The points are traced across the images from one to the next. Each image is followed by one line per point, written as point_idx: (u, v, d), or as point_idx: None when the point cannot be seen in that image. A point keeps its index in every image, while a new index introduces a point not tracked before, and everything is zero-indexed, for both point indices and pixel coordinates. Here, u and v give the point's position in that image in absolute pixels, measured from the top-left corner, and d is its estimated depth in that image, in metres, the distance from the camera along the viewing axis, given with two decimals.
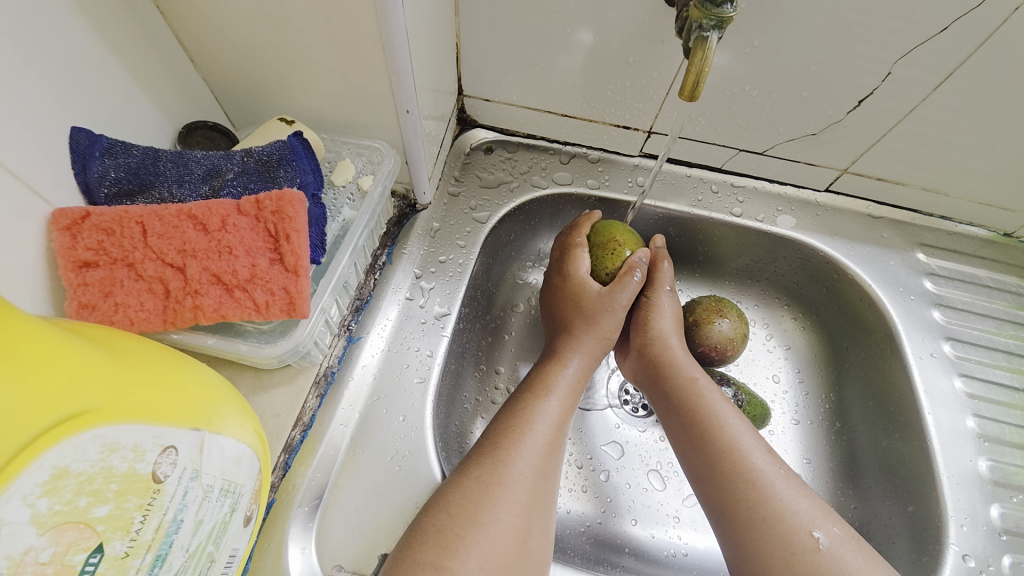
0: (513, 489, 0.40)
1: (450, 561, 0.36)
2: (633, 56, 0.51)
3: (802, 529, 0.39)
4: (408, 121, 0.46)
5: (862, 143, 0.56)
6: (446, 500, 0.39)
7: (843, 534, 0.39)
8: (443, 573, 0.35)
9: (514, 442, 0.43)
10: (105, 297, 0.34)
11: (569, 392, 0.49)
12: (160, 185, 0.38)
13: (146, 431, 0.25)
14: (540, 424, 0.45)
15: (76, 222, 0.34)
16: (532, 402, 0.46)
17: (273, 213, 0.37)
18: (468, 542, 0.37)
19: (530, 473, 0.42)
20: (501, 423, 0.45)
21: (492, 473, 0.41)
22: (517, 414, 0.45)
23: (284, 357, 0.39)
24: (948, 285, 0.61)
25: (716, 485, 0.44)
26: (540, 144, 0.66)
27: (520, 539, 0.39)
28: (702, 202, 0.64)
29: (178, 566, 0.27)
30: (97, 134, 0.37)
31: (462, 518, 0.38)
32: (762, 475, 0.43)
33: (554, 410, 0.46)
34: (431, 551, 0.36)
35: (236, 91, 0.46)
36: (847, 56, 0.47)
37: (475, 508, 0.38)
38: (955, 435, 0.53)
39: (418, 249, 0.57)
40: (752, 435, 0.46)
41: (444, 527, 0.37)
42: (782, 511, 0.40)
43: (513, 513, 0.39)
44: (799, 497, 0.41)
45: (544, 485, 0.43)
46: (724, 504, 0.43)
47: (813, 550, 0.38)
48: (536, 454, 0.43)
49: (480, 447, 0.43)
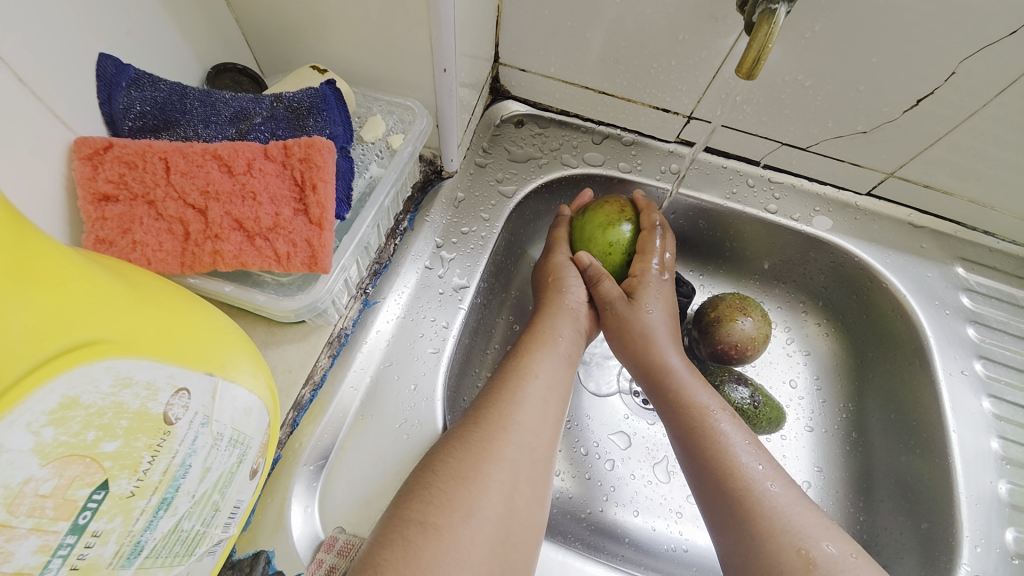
0: (497, 447, 0.39)
1: (435, 517, 0.34)
2: (684, 33, 0.48)
3: (792, 547, 0.37)
4: (443, 81, 0.44)
5: (914, 148, 0.53)
6: (431, 459, 0.38)
7: (840, 553, 0.37)
8: (427, 528, 0.33)
9: (498, 404, 0.42)
10: (124, 233, 0.32)
11: (556, 360, 0.48)
12: (185, 124, 0.36)
13: (159, 370, 0.24)
14: (529, 384, 0.44)
15: (99, 151, 0.33)
16: (520, 371, 0.45)
17: (300, 161, 0.35)
18: (455, 497, 0.35)
19: (516, 432, 0.41)
20: (488, 389, 0.44)
21: (475, 433, 0.40)
22: (506, 377, 0.45)
23: (301, 312, 0.38)
24: (986, 302, 0.59)
25: (711, 493, 0.42)
26: (574, 121, 0.63)
27: (508, 499, 0.37)
28: (736, 196, 0.62)
29: (182, 512, 0.27)
30: (125, 64, 0.35)
31: (447, 475, 0.37)
32: (756, 490, 0.41)
33: (544, 381, 0.45)
34: (417, 507, 0.35)
35: (269, 35, 0.45)
36: (913, 51, 0.44)
37: (458, 465, 0.37)
38: (977, 455, 0.52)
39: (441, 218, 0.56)
40: (749, 453, 0.43)
41: (429, 484, 0.36)
42: (773, 526, 0.38)
43: (498, 469, 0.38)
44: (797, 514, 0.39)
45: (536, 442, 0.41)
46: (720, 513, 0.41)
47: (804, 571, 0.36)
48: (523, 419, 0.42)
49: (468, 411, 0.42)
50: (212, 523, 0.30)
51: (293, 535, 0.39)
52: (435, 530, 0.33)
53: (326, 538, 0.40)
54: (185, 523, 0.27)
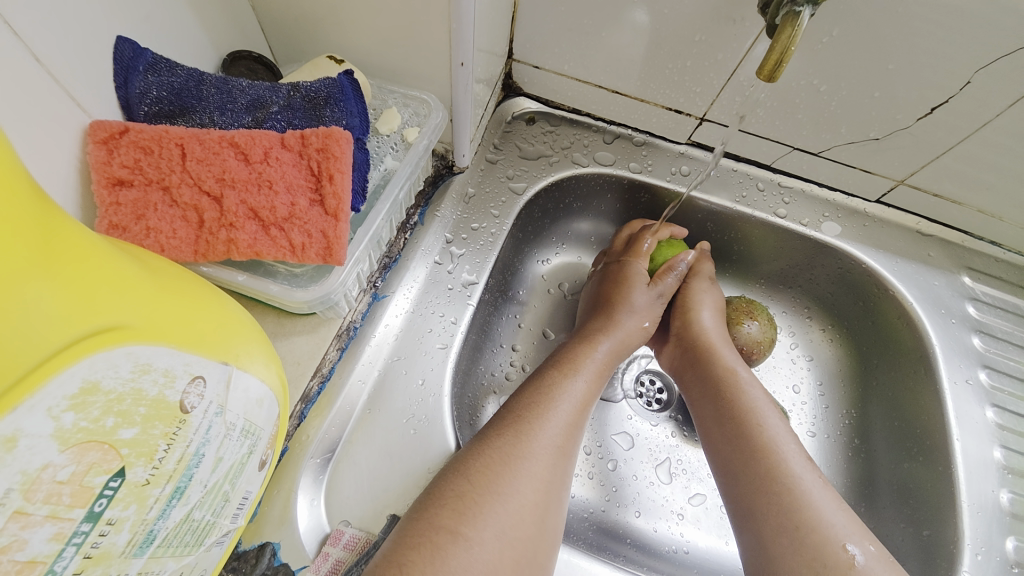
0: (535, 463, 0.39)
1: (467, 528, 0.34)
2: (700, 34, 0.48)
3: (836, 541, 0.37)
4: (460, 76, 0.44)
5: (925, 156, 0.53)
6: (464, 467, 0.38)
7: (877, 553, 0.37)
8: (458, 539, 0.33)
9: (538, 416, 0.42)
10: (138, 219, 0.32)
11: (597, 374, 0.48)
12: (200, 111, 0.36)
13: (176, 357, 0.24)
14: (564, 402, 0.44)
15: (115, 136, 0.32)
16: (559, 381, 0.45)
17: (318, 151, 0.35)
18: (486, 512, 0.35)
19: (554, 450, 0.40)
20: (529, 395, 0.44)
21: (516, 446, 0.39)
22: (544, 388, 0.44)
23: (313, 304, 0.38)
24: (991, 312, 0.59)
25: (749, 486, 0.42)
26: (585, 119, 0.63)
27: (540, 515, 0.37)
28: (746, 199, 0.62)
29: (194, 501, 0.26)
30: (142, 47, 0.35)
31: (481, 486, 0.36)
32: (799, 482, 0.41)
33: (581, 392, 0.45)
34: (448, 516, 0.34)
35: (285, 24, 0.44)
36: (931, 58, 0.44)
37: (495, 478, 0.37)
38: (980, 464, 0.52)
39: (451, 213, 0.55)
40: (791, 441, 0.44)
41: (463, 493, 0.36)
42: (816, 520, 0.38)
43: (533, 487, 0.38)
44: (836, 510, 0.39)
45: (564, 464, 0.41)
46: (757, 505, 0.41)
47: (846, 566, 0.36)
48: (561, 431, 0.42)
49: (507, 412, 0.43)
50: (221, 514, 0.29)
51: (298, 528, 0.39)
52: (466, 542, 0.33)
53: (331, 531, 0.39)
54: (196, 513, 0.27)
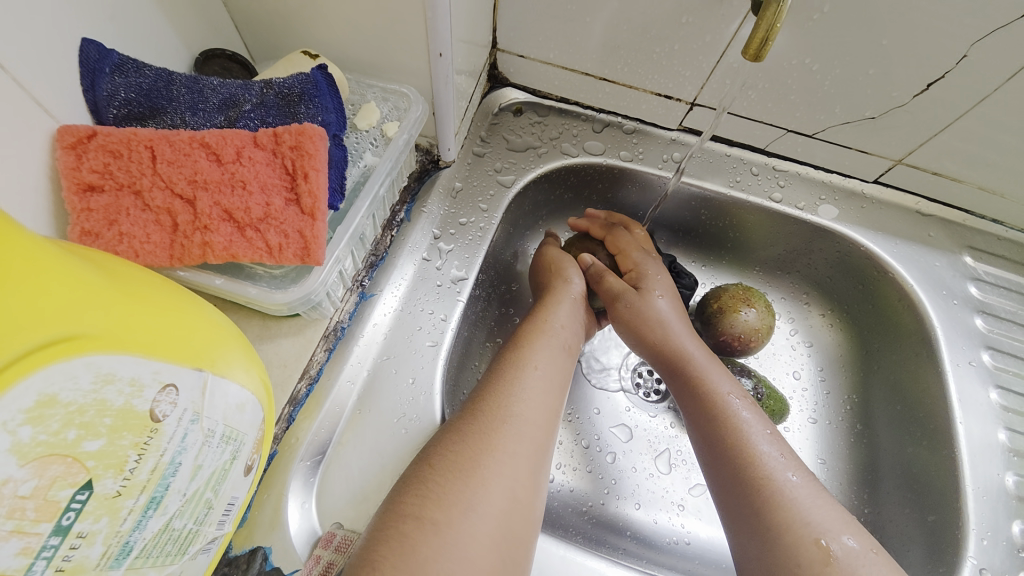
0: (501, 441, 0.38)
1: (433, 512, 0.34)
2: (687, 16, 0.46)
3: (811, 536, 0.37)
4: (439, 66, 0.43)
5: (921, 134, 0.51)
6: (429, 454, 0.38)
7: (860, 547, 0.36)
8: (424, 523, 0.33)
9: (498, 394, 0.41)
10: (110, 225, 0.31)
11: (557, 347, 0.47)
12: (172, 112, 0.35)
13: (144, 365, 0.23)
14: (527, 375, 0.43)
15: (83, 140, 0.32)
16: (519, 357, 0.45)
17: (291, 149, 0.34)
18: (452, 492, 0.35)
19: (519, 422, 0.40)
20: (489, 377, 0.44)
21: (474, 424, 0.39)
22: (504, 366, 0.44)
23: (295, 305, 0.37)
24: (994, 292, 0.58)
25: (729, 494, 0.41)
26: (573, 109, 0.62)
27: (512, 492, 0.36)
28: (740, 184, 0.61)
29: (173, 511, 0.26)
30: (108, 49, 0.34)
31: (445, 470, 0.36)
32: (774, 480, 0.40)
33: (545, 366, 0.45)
34: (414, 502, 0.34)
35: (259, 20, 0.43)
36: (925, 32, 0.42)
37: (457, 458, 0.37)
38: (985, 446, 0.51)
39: (438, 208, 0.54)
40: (768, 440, 0.42)
41: (427, 477, 0.36)
42: (793, 518, 0.37)
43: (499, 463, 0.37)
44: (815, 504, 0.38)
45: (537, 434, 0.40)
46: (734, 502, 0.41)
47: (822, 563, 0.35)
48: (526, 406, 0.41)
49: (469, 401, 0.42)
50: (205, 522, 0.29)
51: (290, 532, 0.39)
52: (433, 525, 0.33)
53: (323, 534, 0.39)
54: (177, 522, 0.26)
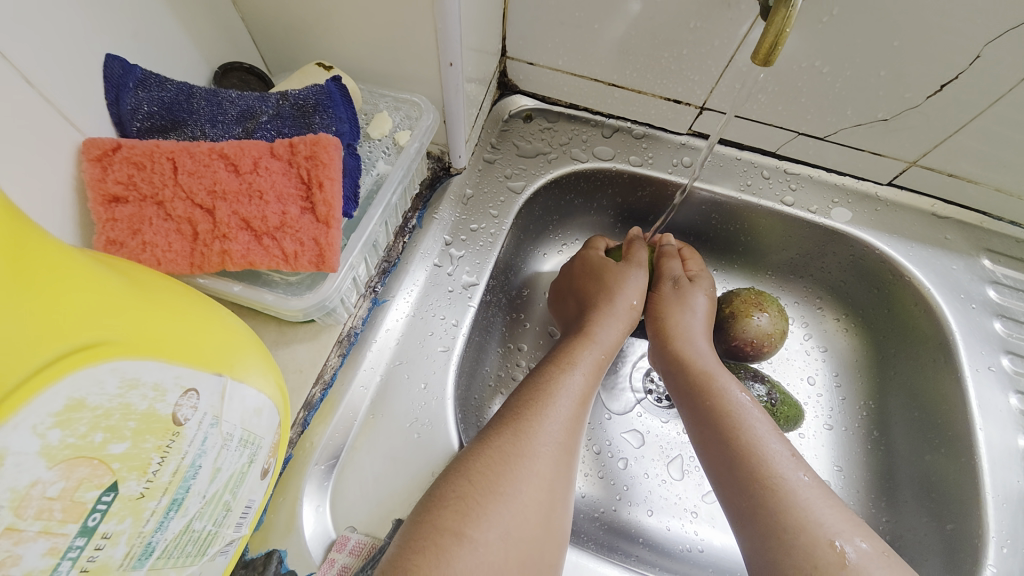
0: (537, 463, 0.38)
1: (471, 529, 0.34)
2: (696, 21, 0.47)
3: (824, 538, 0.36)
4: (450, 75, 0.43)
5: (936, 136, 0.51)
6: (466, 467, 0.37)
7: (873, 551, 0.36)
8: (462, 540, 0.33)
9: (537, 413, 0.41)
10: (133, 234, 0.32)
11: (594, 367, 0.47)
12: (192, 124, 0.36)
13: (166, 370, 0.24)
14: (564, 395, 0.43)
15: (108, 153, 0.33)
16: (557, 375, 0.44)
17: (307, 158, 0.35)
18: (490, 512, 0.35)
19: (556, 446, 0.40)
20: (523, 394, 0.43)
21: (516, 444, 0.39)
22: (541, 384, 0.43)
23: (310, 311, 0.38)
24: (1014, 296, 0.56)
25: (736, 492, 0.41)
26: (583, 114, 0.62)
27: (544, 513, 0.37)
28: (751, 188, 0.60)
29: (193, 512, 0.26)
30: (132, 64, 0.35)
31: (482, 487, 0.36)
32: (783, 481, 0.39)
33: (579, 386, 0.44)
34: (452, 517, 0.34)
35: (274, 33, 0.44)
36: (937, 33, 0.42)
37: (496, 478, 0.37)
38: (1006, 453, 0.50)
39: (450, 214, 0.55)
40: (777, 438, 0.42)
41: (465, 494, 0.36)
42: (804, 519, 0.37)
43: (535, 487, 0.37)
44: (826, 507, 0.38)
45: (568, 457, 0.40)
46: (742, 503, 0.40)
47: (838, 566, 0.35)
48: (560, 427, 0.41)
49: (503, 415, 0.42)
50: (223, 524, 0.29)
51: (305, 535, 0.39)
52: (470, 543, 0.33)
53: (337, 537, 0.40)
54: (196, 523, 0.27)
